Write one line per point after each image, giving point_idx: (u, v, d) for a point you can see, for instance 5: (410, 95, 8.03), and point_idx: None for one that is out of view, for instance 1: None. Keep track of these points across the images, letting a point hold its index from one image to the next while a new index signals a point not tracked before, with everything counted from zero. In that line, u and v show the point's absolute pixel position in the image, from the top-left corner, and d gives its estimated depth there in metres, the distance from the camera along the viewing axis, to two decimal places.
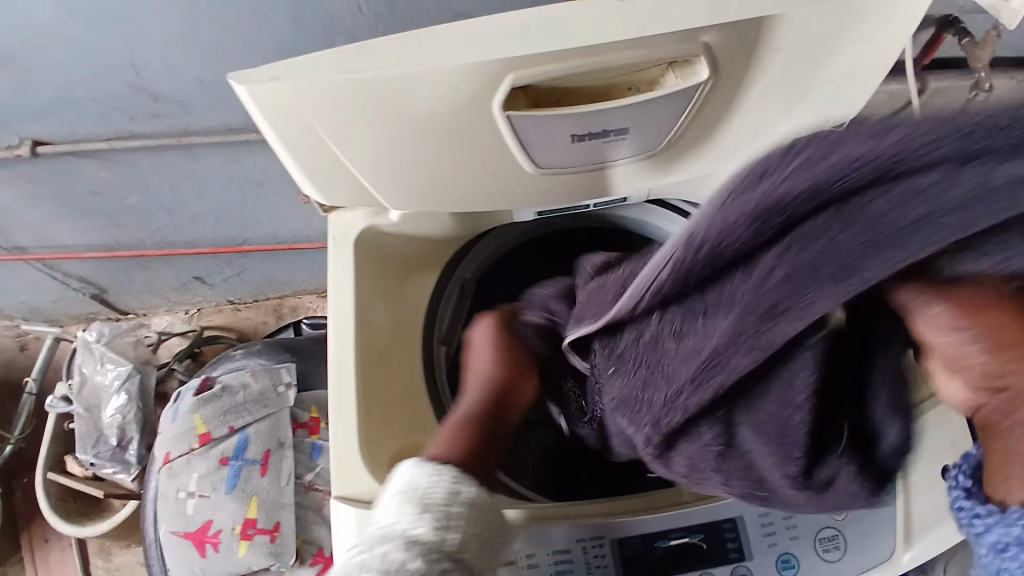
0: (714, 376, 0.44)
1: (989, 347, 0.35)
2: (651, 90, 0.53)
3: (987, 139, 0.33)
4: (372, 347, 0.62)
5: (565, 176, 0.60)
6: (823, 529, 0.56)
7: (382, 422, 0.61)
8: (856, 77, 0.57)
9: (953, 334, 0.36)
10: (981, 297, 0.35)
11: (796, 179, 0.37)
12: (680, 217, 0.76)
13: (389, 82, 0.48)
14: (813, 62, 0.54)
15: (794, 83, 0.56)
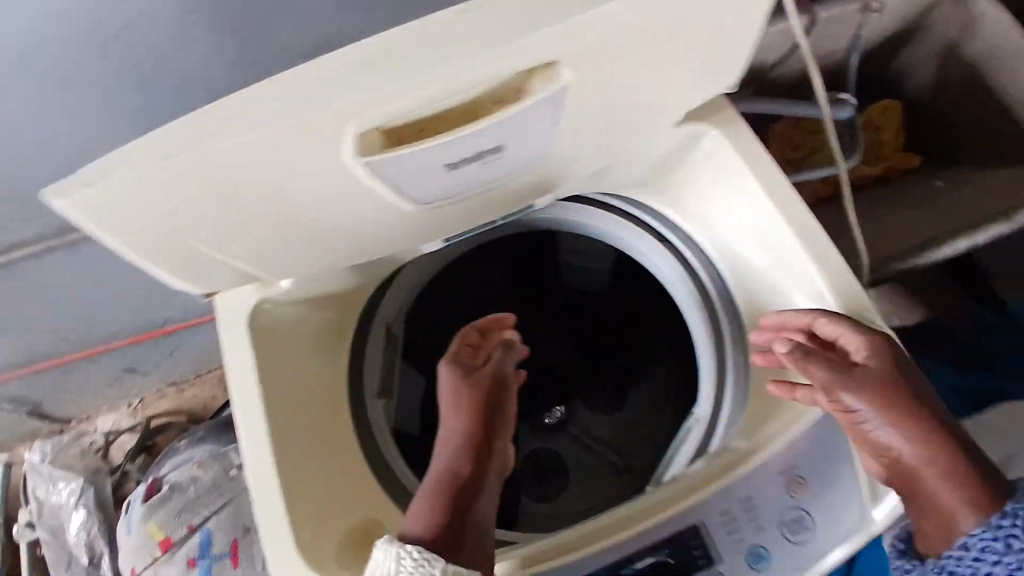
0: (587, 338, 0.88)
1: (898, 433, 0.53)
2: (518, 100, 0.50)
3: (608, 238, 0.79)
4: (290, 424, 0.59)
5: (452, 203, 0.57)
6: (784, 514, 0.56)
7: (317, 510, 0.57)
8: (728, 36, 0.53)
9: (883, 429, 0.53)
10: (885, 393, 0.53)
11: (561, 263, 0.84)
12: (592, 209, 0.75)
13: (226, 159, 0.44)
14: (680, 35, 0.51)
15: (667, 58, 0.53)
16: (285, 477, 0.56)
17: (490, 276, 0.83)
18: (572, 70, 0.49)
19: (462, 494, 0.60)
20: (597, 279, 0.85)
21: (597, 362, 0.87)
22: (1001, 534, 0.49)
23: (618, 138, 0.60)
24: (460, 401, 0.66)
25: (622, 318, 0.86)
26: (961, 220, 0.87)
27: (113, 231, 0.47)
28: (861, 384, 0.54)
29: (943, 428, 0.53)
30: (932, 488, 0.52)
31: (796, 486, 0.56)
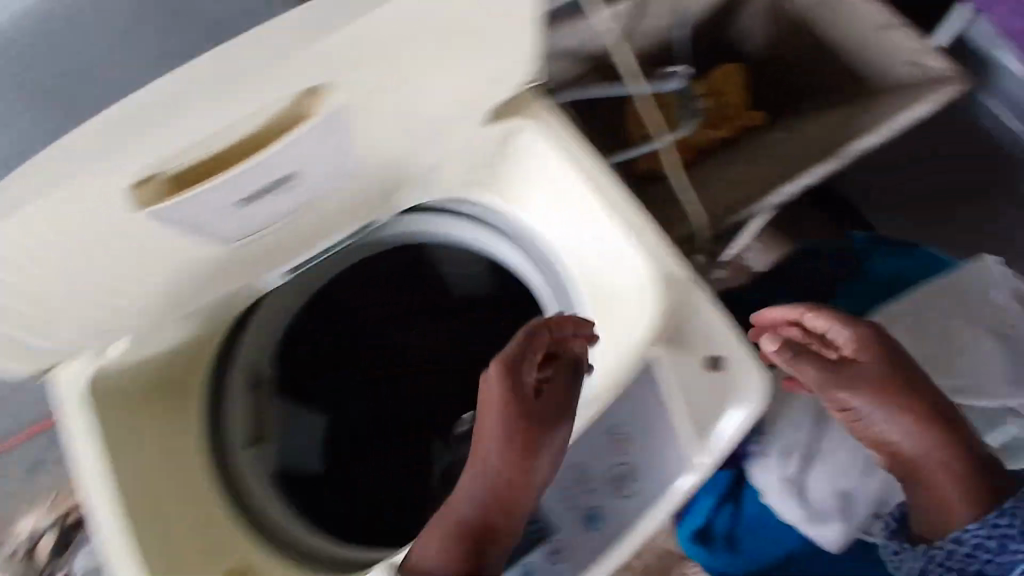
0: (467, 346, 0.81)
1: (900, 428, 0.61)
2: (293, 127, 0.47)
3: (460, 246, 0.77)
4: (144, 500, 0.60)
5: (270, 232, 0.56)
6: (608, 472, 0.62)
7: (177, 560, 0.60)
8: (517, 38, 0.50)
9: (886, 426, 0.61)
10: (888, 393, 0.60)
11: (422, 279, 0.80)
12: (434, 216, 0.73)
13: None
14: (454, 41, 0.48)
15: (451, 69, 0.50)
16: (142, 555, 0.57)
17: (352, 306, 0.79)
18: (339, 92, 0.46)
19: (485, 517, 0.61)
20: (462, 292, 0.80)
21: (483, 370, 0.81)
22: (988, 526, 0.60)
23: (427, 152, 0.58)
24: (510, 434, 0.59)
25: (498, 321, 0.81)
26: (793, 165, 0.86)
27: None
28: (875, 389, 0.60)
29: (945, 424, 0.61)
30: (930, 479, 0.62)
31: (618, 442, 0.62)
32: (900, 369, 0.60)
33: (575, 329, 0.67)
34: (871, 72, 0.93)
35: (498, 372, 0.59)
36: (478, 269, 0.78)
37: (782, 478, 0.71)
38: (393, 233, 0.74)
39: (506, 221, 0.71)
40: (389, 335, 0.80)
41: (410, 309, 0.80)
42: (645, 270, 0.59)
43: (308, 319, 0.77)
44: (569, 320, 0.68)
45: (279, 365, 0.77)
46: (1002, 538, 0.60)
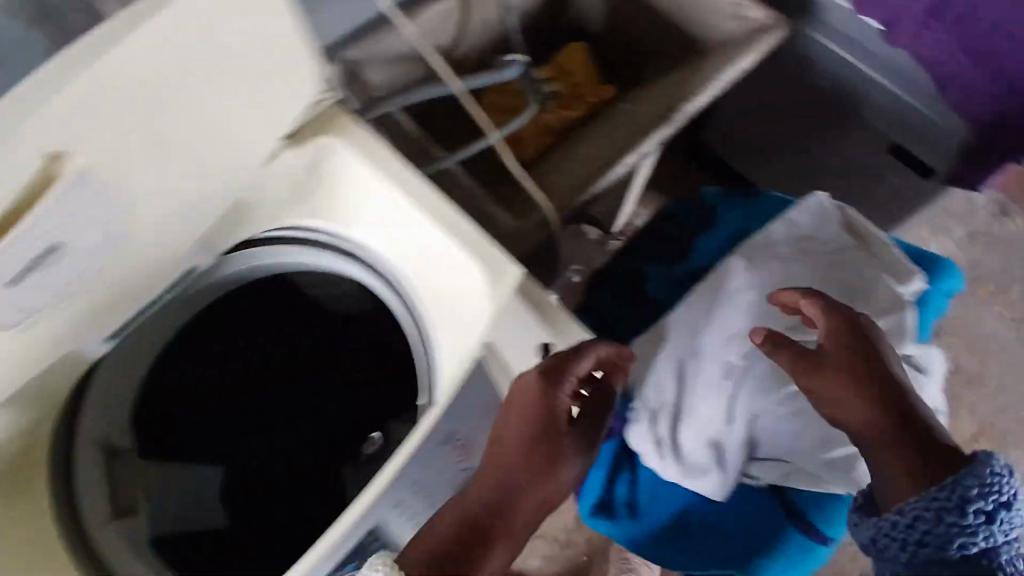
0: (343, 368, 0.81)
1: (867, 396, 0.55)
2: (43, 197, 0.43)
3: (314, 276, 0.75)
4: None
5: (68, 310, 0.52)
6: (454, 481, 0.52)
7: None
8: (279, 57, 0.50)
9: (851, 395, 0.55)
10: (861, 364, 0.56)
11: (284, 311, 0.79)
12: (258, 250, 0.66)
13: None
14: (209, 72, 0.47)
15: (215, 101, 0.49)
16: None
17: (215, 352, 0.77)
18: (81, 154, 0.43)
19: (486, 527, 0.49)
20: (345, 312, 0.79)
21: (366, 389, 0.80)
22: (936, 504, 0.48)
23: (219, 194, 0.55)
24: (532, 447, 0.51)
25: (372, 339, 0.78)
26: (630, 137, 0.82)
27: None
28: (835, 365, 0.57)
29: (911, 402, 0.55)
30: (894, 452, 0.52)
31: (459, 450, 0.53)
32: (874, 353, 0.57)
33: (426, 334, 0.62)
34: (704, 31, 0.91)
35: (539, 370, 0.52)
36: (345, 288, 0.75)
37: (653, 437, 0.68)
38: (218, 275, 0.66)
39: (331, 239, 0.64)
40: (262, 371, 0.80)
41: (276, 343, 0.80)
42: (471, 265, 0.56)
43: (165, 373, 0.75)
44: (419, 326, 0.63)
45: (155, 417, 0.75)
46: (957, 519, 0.47)
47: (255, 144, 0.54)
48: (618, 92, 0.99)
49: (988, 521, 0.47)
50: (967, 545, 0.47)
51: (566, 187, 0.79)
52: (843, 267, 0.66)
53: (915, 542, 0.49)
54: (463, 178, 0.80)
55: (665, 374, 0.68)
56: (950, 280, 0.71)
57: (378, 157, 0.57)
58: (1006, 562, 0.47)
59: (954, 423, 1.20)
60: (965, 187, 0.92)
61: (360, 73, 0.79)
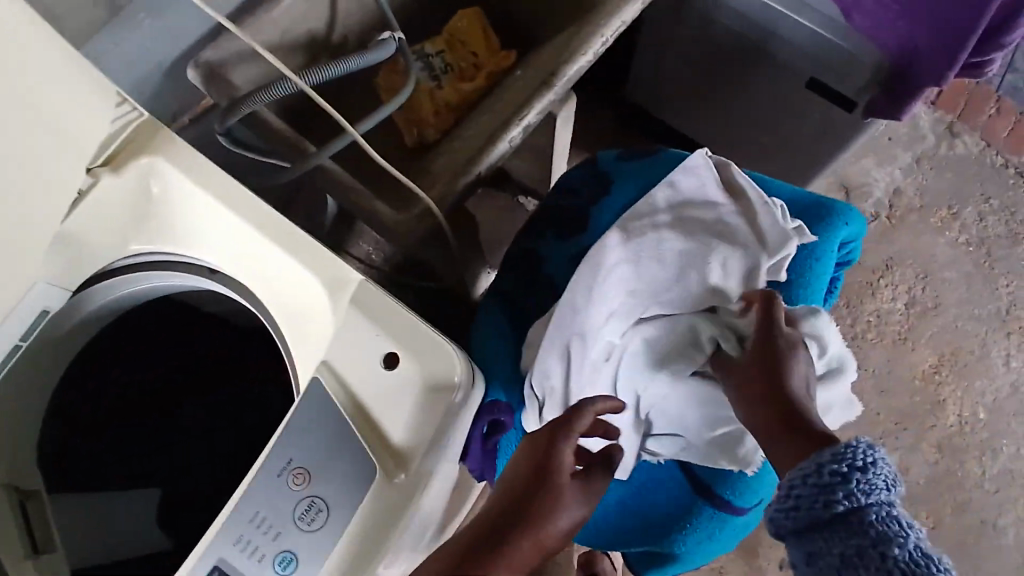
0: (231, 388, 0.76)
1: (769, 391, 0.55)
2: None
3: (183, 302, 0.74)
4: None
5: None
6: (297, 510, 0.49)
7: None
8: (83, 100, 0.53)
9: (757, 392, 0.56)
10: (769, 359, 0.57)
11: (163, 337, 0.76)
12: (113, 281, 0.63)
13: None
14: (20, 119, 0.49)
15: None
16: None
17: (101, 386, 0.74)
18: None
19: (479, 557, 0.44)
20: (234, 321, 0.74)
21: (259, 406, 0.73)
22: (805, 471, 0.47)
23: (45, 232, 0.53)
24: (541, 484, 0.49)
25: (259, 353, 0.74)
26: (515, 107, 0.78)
27: None
28: (750, 368, 0.58)
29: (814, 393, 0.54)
30: (788, 437, 0.51)
31: (296, 478, 0.49)
32: (791, 355, 0.56)
33: (286, 350, 0.57)
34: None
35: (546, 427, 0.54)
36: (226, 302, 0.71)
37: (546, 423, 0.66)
38: (82, 309, 0.64)
39: (191, 263, 0.62)
40: (150, 402, 0.78)
41: (161, 373, 0.77)
42: (316, 279, 0.53)
43: (57, 412, 0.71)
44: (278, 334, 0.59)
45: (57, 450, 0.72)
46: (816, 485, 0.46)
47: (72, 178, 0.54)
48: (517, 59, 0.93)
49: (846, 482, 0.45)
50: (830, 503, 0.45)
51: (469, 142, 0.79)
52: (718, 241, 0.65)
53: (790, 514, 0.47)
54: (341, 174, 0.77)
55: (555, 355, 0.64)
56: (849, 225, 0.68)
57: (209, 177, 0.56)
58: (877, 522, 0.43)
59: (910, 358, 1.25)
60: (882, 119, 0.87)
61: (219, 74, 0.78)
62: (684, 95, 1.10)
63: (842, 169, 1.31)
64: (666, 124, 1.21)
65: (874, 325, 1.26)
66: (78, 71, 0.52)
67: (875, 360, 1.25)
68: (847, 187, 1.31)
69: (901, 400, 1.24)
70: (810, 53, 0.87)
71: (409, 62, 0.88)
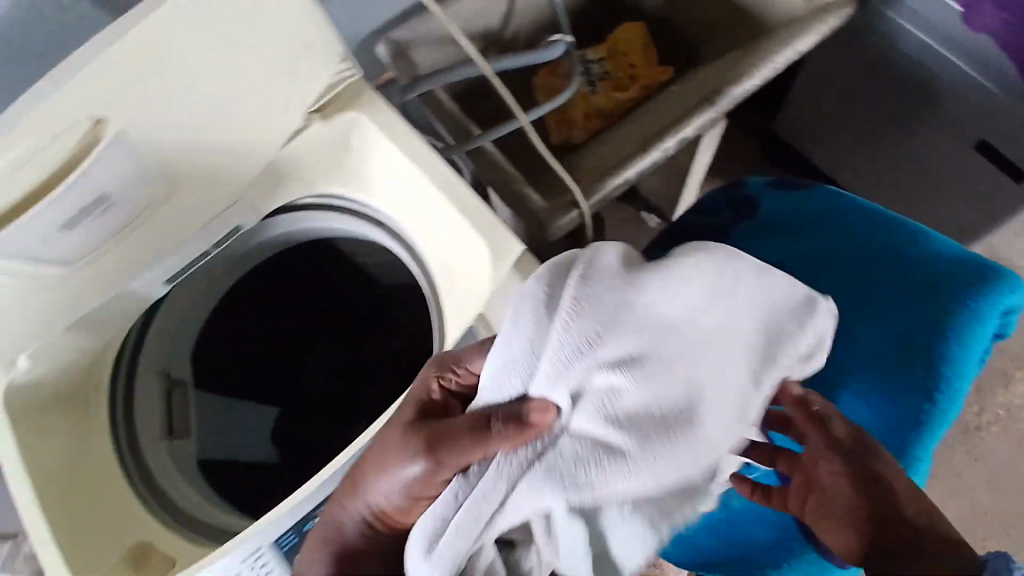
0: (369, 338, 0.84)
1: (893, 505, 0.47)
2: (88, 154, 0.53)
3: (341, 252, 0.81)
4: (63, 492, 0.65)
5: (109, 249, 0.61)
6: None
7: (85, 553, 0.63)
8: (310, 59, 0.59)
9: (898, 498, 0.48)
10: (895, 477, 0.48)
11: (317, 283, 0.84)
12: (300, 213, 0.74)
13: None
14: (228, 63, 0.55)
15: (236, 82, 0.56)
16: (46, 511, 0.62)
17: (256, 317, 0.83)
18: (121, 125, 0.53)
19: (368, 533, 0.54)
20: (381, 279, 0.81)
21: (390, 354, 0.81)
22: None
23: (250, 162, 0.64)
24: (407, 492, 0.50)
25: (397, 307, 0.81)
26: (670, 121, 0.80)
27: None
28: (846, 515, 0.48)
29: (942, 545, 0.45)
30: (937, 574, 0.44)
31: None
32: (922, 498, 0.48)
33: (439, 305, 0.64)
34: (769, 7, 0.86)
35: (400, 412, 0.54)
36: (385, 254, 0.78)
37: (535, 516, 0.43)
38: (268, 235, 0.75)
39: (366, 212, 0.71)
40: (296, 345, 0.85)
41: (311, 318, 0.85)
42: (479, 241, 0.58)
43: (220, 330, 0.81)
44: (431, 285, 0.66)
45: (213, 365, 0.82)
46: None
47: (277, 123, 0.62)
48: (675, 76, 0.95)
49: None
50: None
51: (616, 148, 0.82)
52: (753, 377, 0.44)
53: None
54: (497, 157, 0.82)
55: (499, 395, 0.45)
56: (1014, 295, 0.63)
57: (402, 136, 0.63)
58: None
59: None
60: None
61: (406, 52, 0.86)
62: (837, 138, 1.08)
63: (995, 243, 1.22)
64: (809, 165, 1.19)
65: (1000, 418, 1.17)
66: (322, 32, 0.58)
67: (994, 453, 1.16)
68: (996, 262, 1.23)
69: (1016, 502, 1.14)
70: (982, 109, 0.83)
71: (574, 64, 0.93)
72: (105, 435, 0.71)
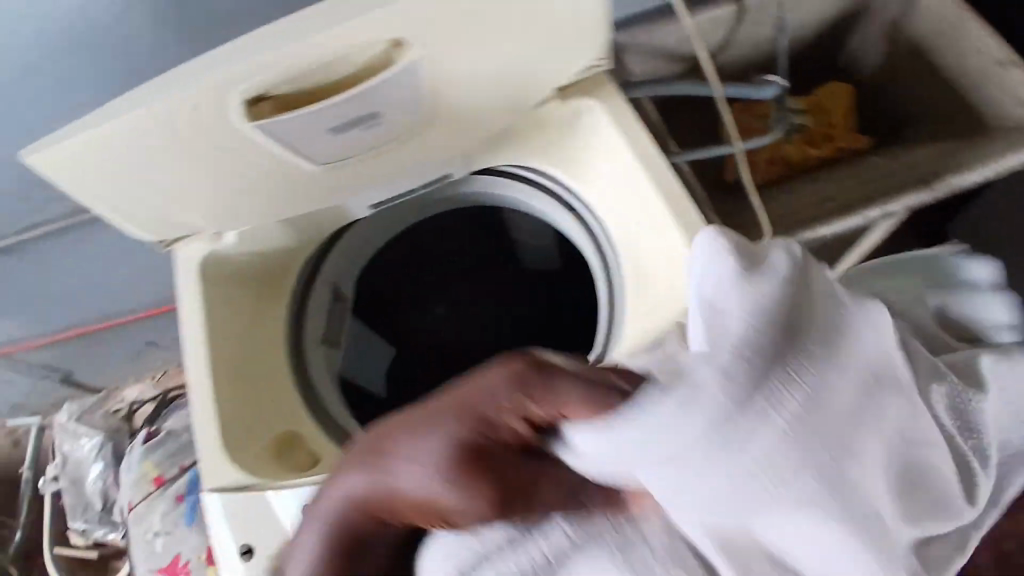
0: (517, 311, 0.90)
1: None
2: (383, 70, 0.54)
3: (520, 224, 0.84)
4: (228, 376, 0.68)
5: (353, 163, 0.63)
6: None
7: (241, 434, 0.67)
8: (590, 33, 0.60)
9: None
10: None
11: (484, 242, 0.87)
12: (503, 180, 0.78)
13: (161, 131, 0.55)
14: (526, 20, 0.55)
15: (524, 42, 0.57)
16: (214, 386, 0.67)
17: (421, 259, 0.87)
18: (421, 54, 0.54)
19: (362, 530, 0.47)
20: (547, 254, 0.86)
21: (533, 333, 0.89)
22: None
23: (500, 117, 0.65)
24: (428, 502, 0.45)
25: (553, 288, 0.88)
26: (883, 192, 0.82)
27: (83, 189, 0.59)
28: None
29: None
30: None
31: None
32: None
33: (612, 303, 0.74)
34: (987, 105, 0.86)
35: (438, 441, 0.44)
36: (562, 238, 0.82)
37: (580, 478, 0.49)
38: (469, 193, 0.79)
39: (572, 196, 0.75)
40: (446, 295, 0.89)
41: (469, 272, 0.89)
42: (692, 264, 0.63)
43: (388, 265, 0.85)
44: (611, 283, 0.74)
45: (373, 298, 0.86)
46: None
47: (537, 92, 0.64)
48: (874, 144, 0.97)
49: None
50: None
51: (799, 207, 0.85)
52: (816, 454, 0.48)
53: None
54: (691, 177, 0.85)
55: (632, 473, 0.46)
56: None
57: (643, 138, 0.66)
58: None
59: None
60: None
61: (626, 55, 0.89)
62: None
63: None
64: None
65: None
66: (599, 21, 0.59)
67: None
68: None
69: None
70: None
71: (780, 115, 0.92)
72: (273, 328, 0.74)
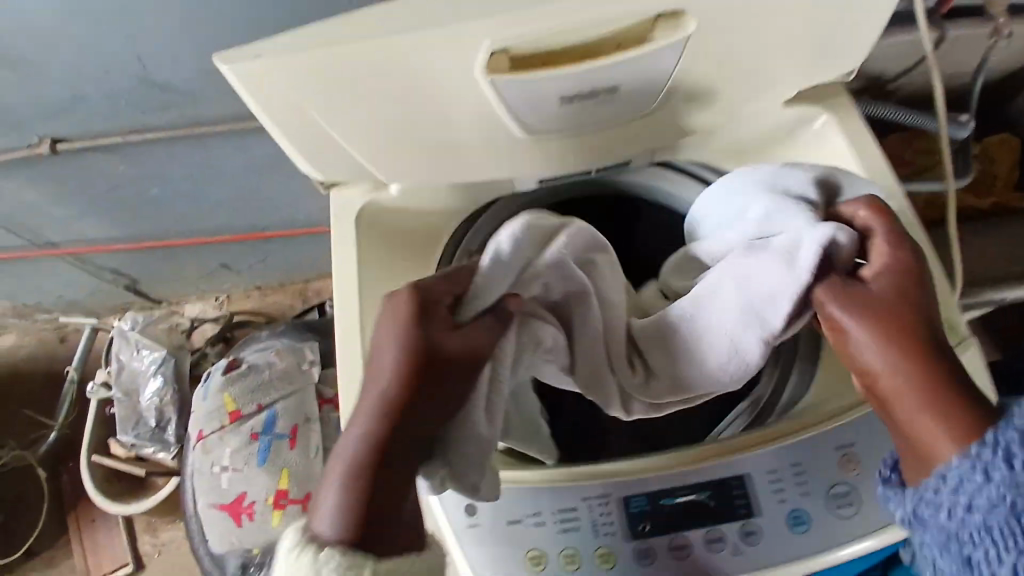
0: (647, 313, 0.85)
1: (912, 384, 0.45)
2: (640, 45, 0.49)
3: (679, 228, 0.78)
4: None
5: (560, 141, 0.58)
6: (834, 486, 0.54)
7: None
8: (858, 44, 0.54)
9: (892, 387, 0.46)
10: (903, 383, 0.46)
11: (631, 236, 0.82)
12: (681, 176, 0.72)
13: (393, 71, 0.48)
14: (809, 19, 0.50)
15: (796, 39, 0.52)
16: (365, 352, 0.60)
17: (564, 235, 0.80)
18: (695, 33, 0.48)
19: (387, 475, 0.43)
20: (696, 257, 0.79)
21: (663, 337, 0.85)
22: (977, 461, 0.38)
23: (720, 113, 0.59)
24: (403, 392, 0.43)
25: None
26: None
27: (273, 116, 0.52)
28: (877, 249, 0.53)
29: (932, 366, 0.45)
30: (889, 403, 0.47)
31: (847, 462, 0.54)
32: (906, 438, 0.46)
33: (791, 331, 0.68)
34: None
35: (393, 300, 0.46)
36: None
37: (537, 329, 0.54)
38: (641, 180, 0.73)
39: None
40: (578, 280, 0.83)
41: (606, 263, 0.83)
42: None
43: None
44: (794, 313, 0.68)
45: None
46: (984, 473, 0.37)
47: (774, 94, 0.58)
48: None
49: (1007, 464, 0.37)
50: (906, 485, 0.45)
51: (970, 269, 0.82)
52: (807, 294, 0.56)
53: (966, 527, 0.38)
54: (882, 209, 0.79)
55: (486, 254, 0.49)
56: None
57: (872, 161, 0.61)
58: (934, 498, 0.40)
59: None
60: None
61: None
62: None
63: None
64: None
65: None
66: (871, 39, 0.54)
67: None
68: None
69: None
70: None
71: (964, 163, 0.90)
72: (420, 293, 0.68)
